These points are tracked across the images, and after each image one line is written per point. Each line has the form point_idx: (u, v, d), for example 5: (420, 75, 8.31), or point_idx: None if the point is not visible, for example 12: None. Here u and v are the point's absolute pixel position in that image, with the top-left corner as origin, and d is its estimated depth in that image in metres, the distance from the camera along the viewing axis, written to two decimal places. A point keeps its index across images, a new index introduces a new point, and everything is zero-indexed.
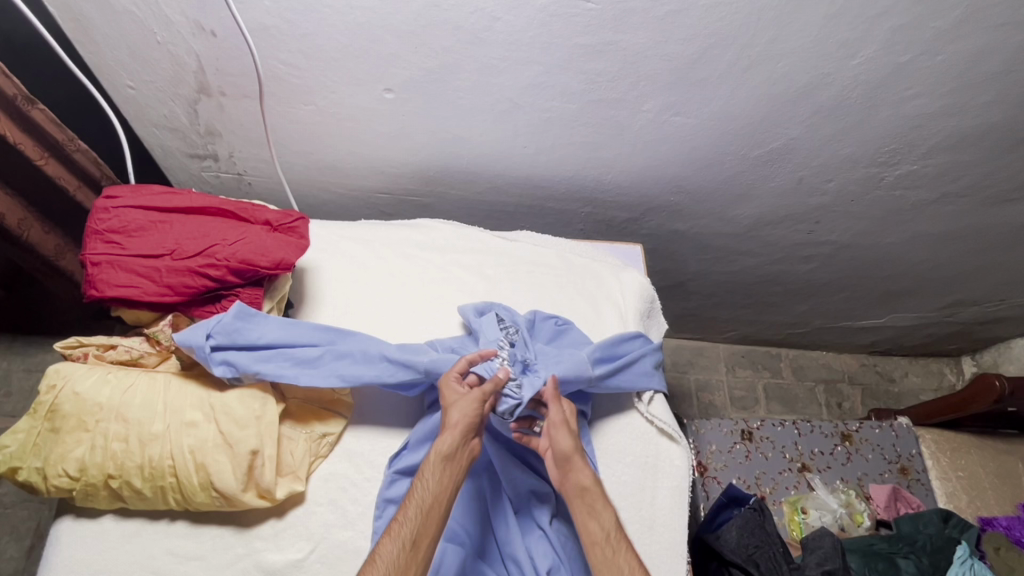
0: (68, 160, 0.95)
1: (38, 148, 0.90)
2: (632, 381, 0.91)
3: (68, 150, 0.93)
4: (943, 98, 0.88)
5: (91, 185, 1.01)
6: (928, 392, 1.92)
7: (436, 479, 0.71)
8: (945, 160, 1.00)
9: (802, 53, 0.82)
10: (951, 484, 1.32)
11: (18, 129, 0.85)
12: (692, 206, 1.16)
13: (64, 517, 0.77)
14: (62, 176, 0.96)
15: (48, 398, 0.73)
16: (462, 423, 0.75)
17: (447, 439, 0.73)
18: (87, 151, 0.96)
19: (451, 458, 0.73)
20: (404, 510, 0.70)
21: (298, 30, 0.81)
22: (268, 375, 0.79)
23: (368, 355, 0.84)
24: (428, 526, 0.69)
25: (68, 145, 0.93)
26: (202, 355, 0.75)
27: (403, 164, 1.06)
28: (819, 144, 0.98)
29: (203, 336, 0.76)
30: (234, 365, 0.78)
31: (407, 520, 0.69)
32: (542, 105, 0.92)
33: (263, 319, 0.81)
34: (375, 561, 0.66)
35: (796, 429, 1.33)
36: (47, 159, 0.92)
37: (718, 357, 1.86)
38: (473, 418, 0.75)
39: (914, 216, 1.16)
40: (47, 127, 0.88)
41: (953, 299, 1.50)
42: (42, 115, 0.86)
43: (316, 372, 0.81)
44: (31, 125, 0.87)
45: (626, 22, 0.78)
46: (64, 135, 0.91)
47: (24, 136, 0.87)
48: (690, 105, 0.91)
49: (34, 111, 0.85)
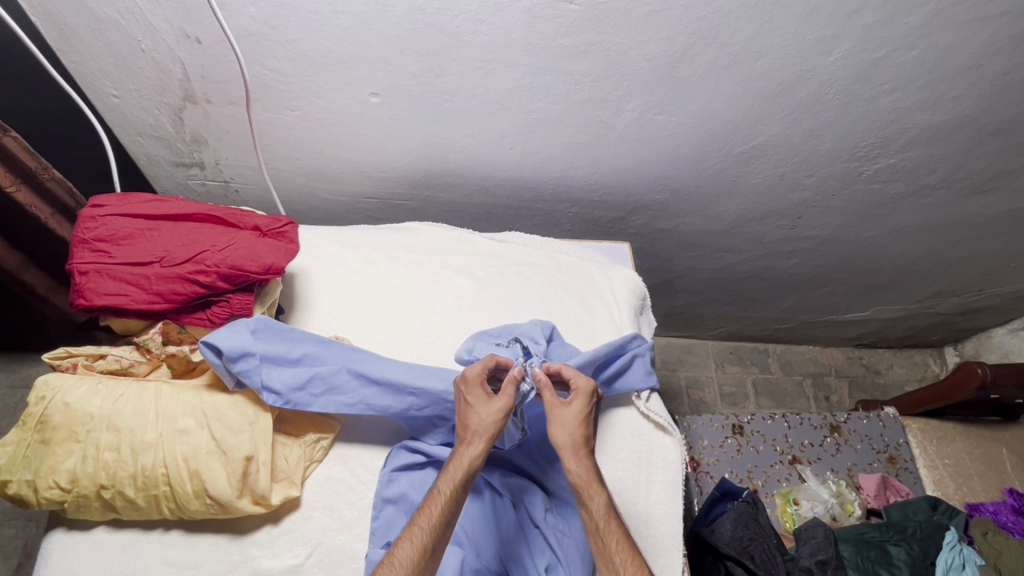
0: (42, 189, 0.93)
1: (12, 176, 0.88)
2: (623, 385, 0.92)
3: (41, 177, 0.92)
4: (918, 92, 0.90)
5: (64, 213, 0.99)
6: (913, 383, 1.95)
7: (458, 486, 0.71)
8: (923, 153, 1.03)
9: (781, 50, 0.83)
10: (938, 472, 1.34)
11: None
12: (678, 205, 1.18)
13: (55, 529, 0.76)
14: (35, 203, 0.94)
15: (37, 410, 0.72)
16: (490, 429, 0.74)
17: (477, 447, 0.73)
18: (62, 181, 0.95)
19: (477, 464, 0.73)
20: (424, 514, 0.68)
21: (283, 36, 0.81)
22: (302, 403, 0.80)
23: (396, 385, 0.83)
24: (445, 533, 0.69)
25: (41, 173, 0.91)
26: (250, 376, 0.77)
27: (390, 168, 1.06)
28: (799, 140, 1.00)
29: (255, 357, 0.77)
30: (274, 390, 0.79)
31: (427, 525, 0.68)
32: (527, 106, 0.93)
33: (296, 337, 0.84)
34: (392, 564, 0.64)
35: (786, 422, 1.34)
36: (21, 187, 0.90)
37: (707, 354, 1.88)
38: (500, 425, 0.75)
39: (895, 209, 1.18)
40: (20, 154, 0.87)
41: (935, 290, 1.53)
42: (16, 144, 0.85)
43: (348, 397, 0.82)
44: (5, 153, 0.85)
45: (608, 23, 0.79)
46: (37, 163, 0.90)
47: None
48: (674, 104, 0.93)
49: (8, 140, 0.84)
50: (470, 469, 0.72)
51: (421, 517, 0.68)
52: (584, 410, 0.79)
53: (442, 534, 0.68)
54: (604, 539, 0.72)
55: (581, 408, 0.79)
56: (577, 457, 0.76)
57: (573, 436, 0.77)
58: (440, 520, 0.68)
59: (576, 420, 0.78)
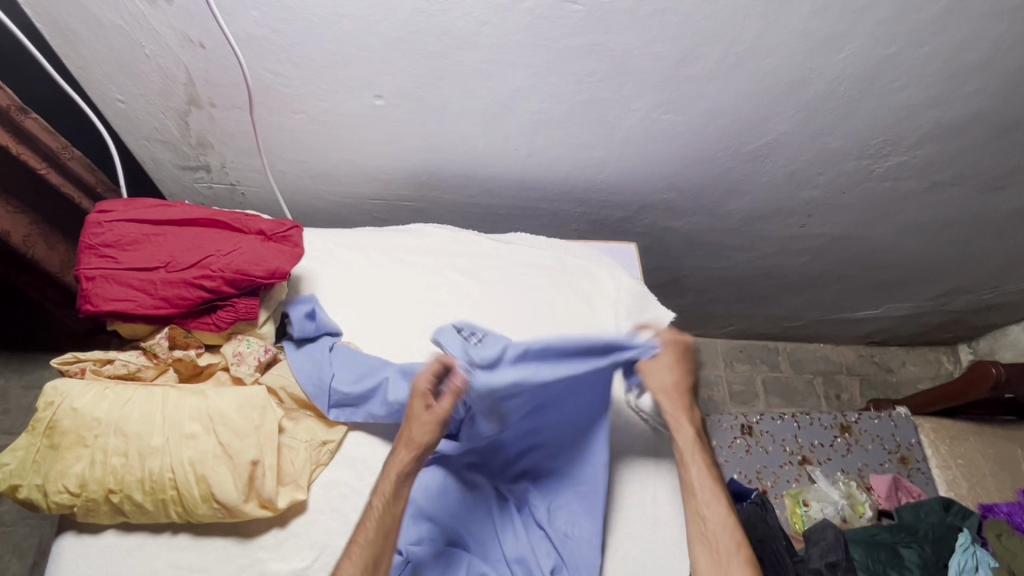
0: (66, 170, 0.95)
1: (36, 159, 0.90)
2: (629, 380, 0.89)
3: (64, 158, 0.93)
4: (930, 89, 0.89)
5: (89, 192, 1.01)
6: (927, 381, 1.93)
7: (389, 499, 0.71)
8: (935, 150, 1.01)
9: (790, 47, 0.82)
10: (950, 472, 1.32)
11: (16, 143, 0.86)
12: (686, 203, 1.16)
13: (65, 532, 0.76)
14: (64, 184, 0.96)
15: (46, 415, 0.73)
16: (421, 443, 0.77)
17: (405, 459, 0.75)
18: (80, 158, 0.97)
19: (406, 475, 0.74)
20: (361, 530, 0.68)
21: (285, 39, 0.81)
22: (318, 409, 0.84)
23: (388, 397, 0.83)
24: (385, 549, 0.68)
25: (64, 153, 0.93)
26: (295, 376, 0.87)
27: (395, 169, 1.06)
28: (809, 137, 0.99)
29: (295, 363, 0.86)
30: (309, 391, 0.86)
31: (364, 543, 0.67)
32: (532, 107, 0.92)
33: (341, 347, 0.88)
34: None
35: (795, 422, 1.34)
36: (48, 169, 0.93)
37: (716, 353, 1.86)
38: (430, 438, 0.77)
39: (907, 207, 1.16)
40: (43, 136, 0.89)
41: (948, 288, 1.51)
42: (38, 125, 0.87)
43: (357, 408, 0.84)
44: (27, 136, 0.87)
45: (612, 22, 0.78)
46: (58, 143, 0.91)
47: (21, 148, 0.88)
48: (680, 103, 0.92)
49: (29, 122, 0.86)
50: (400, 481, 0.73)
51: (358, 534, 0.68)
52: (675, 378, 0.86)
53: (382, 549, 0.68)
54: (698, 503, 0.79)
55: (674, 380, 0.86)
56: (687, 422, 0.84)
57: (673, 404, 0.85)
58: (376, 536, 0.68)
59: (671, 390, 0.85)
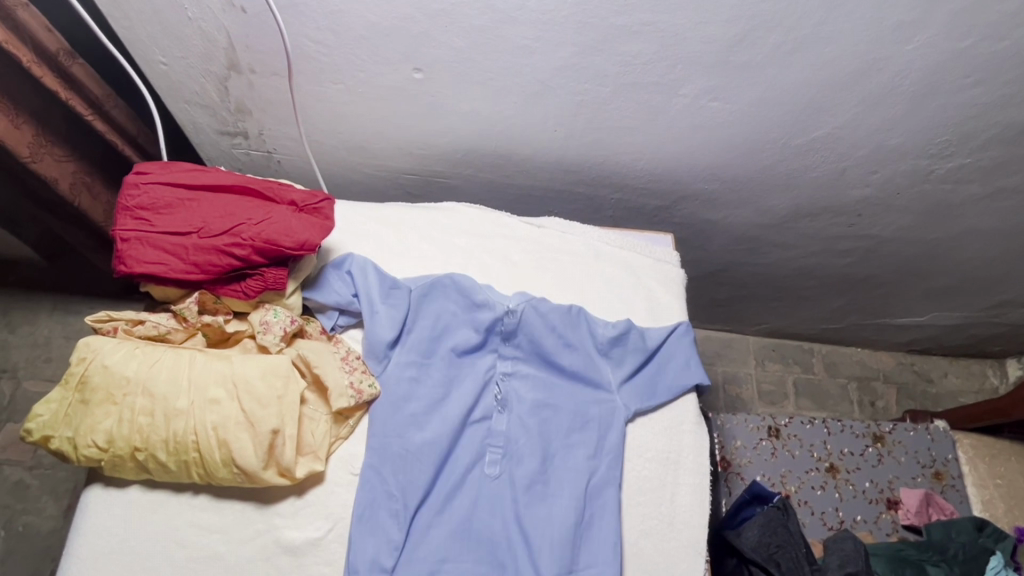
0: (109, 118, 1.02)
1: (83, 105, 0.96)
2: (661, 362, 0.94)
3: (107, 106, 1.00)
4: (1003, 86, 0.83)
5: (133, 143, 1.08)
6: (969, 395, 1.85)
7: None
8: (1004, 152, 0.94)
9: (855, 35, 0.77)
10: (987, 492, 1.27)
11: (66, 88, 0.93)
12: (728, 196, 1.12)
13: (92, 485, 0.79)
14: (110, 133, 1.03)
15: (79, 370, 0.75)
16: None
17: None
18: (122, 109, 1.03)
19: None
20: None
21: (326, 6, 0.79)
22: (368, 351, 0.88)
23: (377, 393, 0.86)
24: None
25: (105, 101, 1.00)
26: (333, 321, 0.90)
27: (430, 145, 1.04)
28: (865, 133, 0.93)
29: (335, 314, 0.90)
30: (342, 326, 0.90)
31: None
32: (573, 87, 0.89)
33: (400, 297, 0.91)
34: None
35: (826, 428, 1.29)
36: (95, 116, 0.99)
37: (747, 350, 1.81)
38: None
39: (965, 212, 1.10)
40: (87, 81, 0.95)
41: (1002, 299, 1.43)
42: (83, 71, 0.94)
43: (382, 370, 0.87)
44: (74, 82, 0.94)
45: (664, 1, 0.74)
46: (101, 90, 0.98)
47: (70, 95, 0.94)
48: (731, 91, 0.87)
49: (76, 67, 0.93)
50: None
51: None
52: None
53: None
54: None
55: None
56: None
57: None
58: None
59: None
